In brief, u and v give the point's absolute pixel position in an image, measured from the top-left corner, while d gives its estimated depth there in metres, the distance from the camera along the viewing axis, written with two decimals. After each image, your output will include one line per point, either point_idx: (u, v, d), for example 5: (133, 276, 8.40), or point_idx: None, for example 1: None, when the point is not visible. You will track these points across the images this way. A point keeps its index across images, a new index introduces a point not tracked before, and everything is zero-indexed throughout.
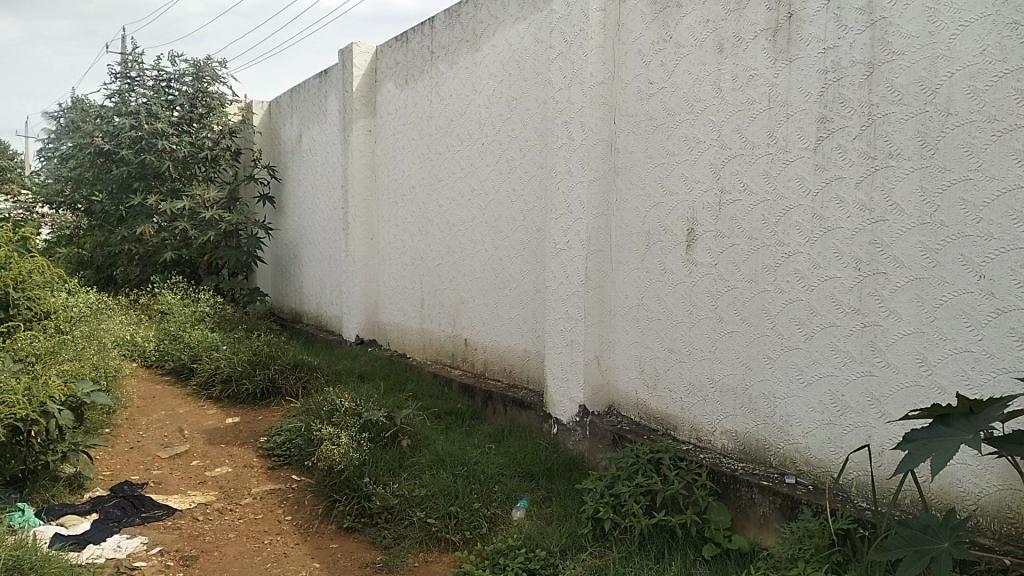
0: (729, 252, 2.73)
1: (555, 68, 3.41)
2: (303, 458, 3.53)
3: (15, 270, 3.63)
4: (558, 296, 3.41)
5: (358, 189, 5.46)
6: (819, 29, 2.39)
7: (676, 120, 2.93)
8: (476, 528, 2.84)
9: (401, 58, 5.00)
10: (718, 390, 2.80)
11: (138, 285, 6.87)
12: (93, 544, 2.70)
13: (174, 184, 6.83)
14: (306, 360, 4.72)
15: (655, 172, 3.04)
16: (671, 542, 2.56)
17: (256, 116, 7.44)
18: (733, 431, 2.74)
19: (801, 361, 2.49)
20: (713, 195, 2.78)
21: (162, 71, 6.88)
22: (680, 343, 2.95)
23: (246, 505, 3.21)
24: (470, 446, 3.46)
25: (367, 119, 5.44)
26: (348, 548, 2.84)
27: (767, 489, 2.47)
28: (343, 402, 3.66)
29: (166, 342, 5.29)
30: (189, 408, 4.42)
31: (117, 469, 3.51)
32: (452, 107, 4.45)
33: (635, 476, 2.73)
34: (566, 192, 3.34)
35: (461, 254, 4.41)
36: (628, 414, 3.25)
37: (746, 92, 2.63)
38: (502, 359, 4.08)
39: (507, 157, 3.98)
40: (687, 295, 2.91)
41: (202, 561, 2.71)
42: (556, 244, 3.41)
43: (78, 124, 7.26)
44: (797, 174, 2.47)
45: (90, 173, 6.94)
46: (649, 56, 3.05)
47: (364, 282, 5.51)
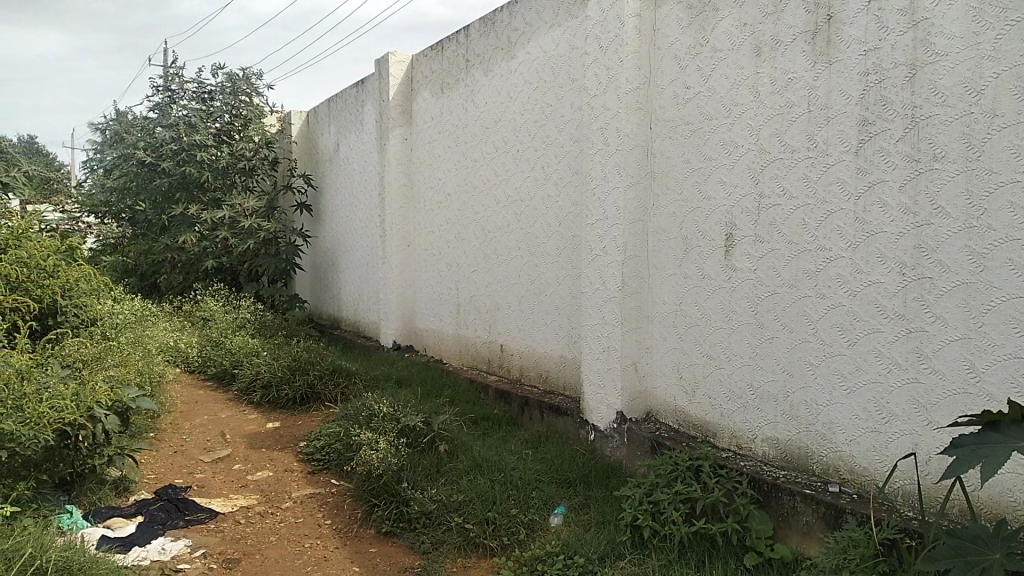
0: (769, 257, 2.70)
1: (591, 75, 3.41)
2: (341, 463, 3.57)
3: (62, 277, 3.67)
4: (594, 302, 3.40)
5: (394, 197, 5.50)
6: (860, 30, 2.35)
7: (714, 125, 2.91)
8: (513, 534, 2.84)
9: (437, 67, 5.04)
10: (759, 397, 2.76)
11: (181, 292, 7.02)
12: (138, 546, 2.75)
13: (215, 194, 6.97)
14: (344, 366, 4.76)
15: (692, 177, 3.03)
16: (711, 550, 2.53)
17: (294, 126, 7.56)
18: (775, 438, 2.70)
19: (845, 368, 2.45)
20: (752, 201, 2.75)
21: (202, 83, 7.04)
22: (720, 349, 2.93)
23: (287, 509, 3.25)
24: (507, 452, 3.46)
25: (404, 128, 5.48)
26: (387, 553, 2.85)
27: (810, 498, 2.43)
28: (381, 408, 3.69)
29: (208, 348, 5.39)
30: (231, 413, 4.49)
31: (161, 472, 3.57)
32: (488, 114, 4.47)
33: (675, 483, 2.71)
34: (601, 198, 3.34)
35: (497, 261, 4.42)
36: (666, 421, 3.22)
37: (785, 95, 2.61)
38: (538, 365, 4.08)
39: (542, 163, 3.99)
40: (726, 300, 2.88)
41: (245, 564, 2.75)
42: (592, 250, 3.41)
43: (122, 136, 7.45)
44: (839, 178, 2.44)
45: (134, 183, 7.11)
46: (685, 61, 3.03)
47: (401, 289, 5.55)
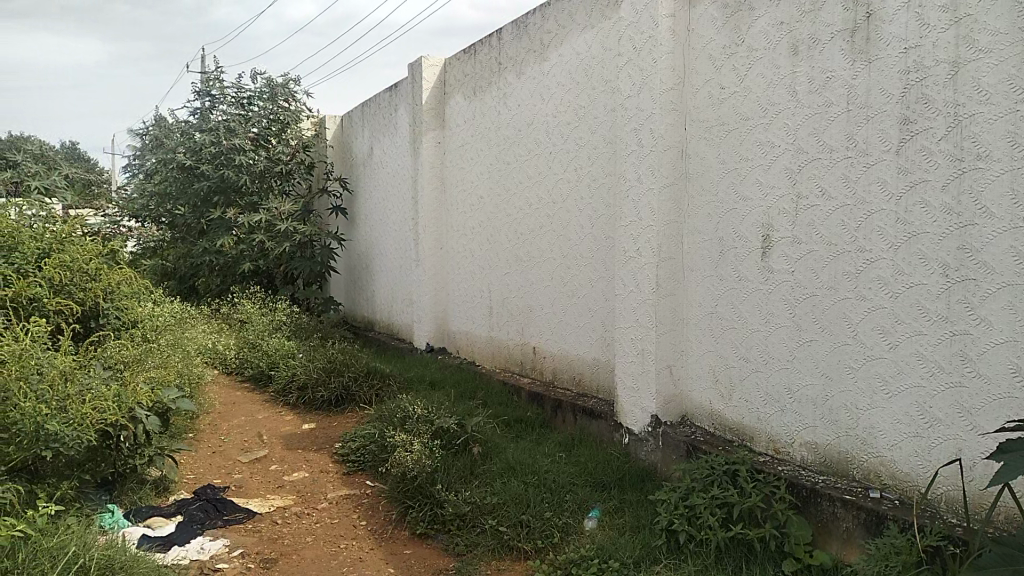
0: (807, 258, 2.66)
1: (624, 76, 3.39)
2: (376, 464, 3.59)
3: (104, 281, 3.71)
4: (628, 305, 3.38)
5: (427, 199, 5.53)
6: (899, 28, 2.30)
7: (750, 125, 2.87)
8: (548, 538, 2.83)
9: (470, 70, 5.05)
10: (797, 401, 2.72)
11: (219, 294, 7.14)
12: (178, 545, 2.79)
13: (252, 198, 7.07)
14: (378, 368, 4.79)
15: (728, 178, 2.99)
16: (749, 556, 2.50)
17: (329, 131, 7.64)
18: (814, 443, 2.66)
19: (886, 372, 2.40)
20: (789, 201, 2.71)
21: (241, 89, 7.15)
22: (756, 352, 2.89)
23: (323, 510, 3.28)
24: (540, 455, 3.45)
25: (437, 131, 5.50)
26: (421, 554, 2.86)
27: (850, 504, 2.39)
28: (415, 409, 3.71)
29: (245, 350, 5.46)
30: (268, 414, 4.56)
31: (200, 472, 3.63)
32: (521, 116, 4.47)
33: (711, 488, 2.67)
34: (635, 200, 3.32)
35: (530, 263, 4.42)
36: (702, 425, 3.19)
37: (823, 94, 2.56)
38: (571, 368, 4.07)
39: (575, 165, 3.98)
40: (763, 303, 2.84)
41: (282, 564, 2.78)
42: (626, 252, 3.39)
43: (163, 141, 7.61)
44: (879, 177, 2.39)
45: (174, 187, 7.25)
46: (721, 60, 3.00)
47: (434, 291, 5.57)
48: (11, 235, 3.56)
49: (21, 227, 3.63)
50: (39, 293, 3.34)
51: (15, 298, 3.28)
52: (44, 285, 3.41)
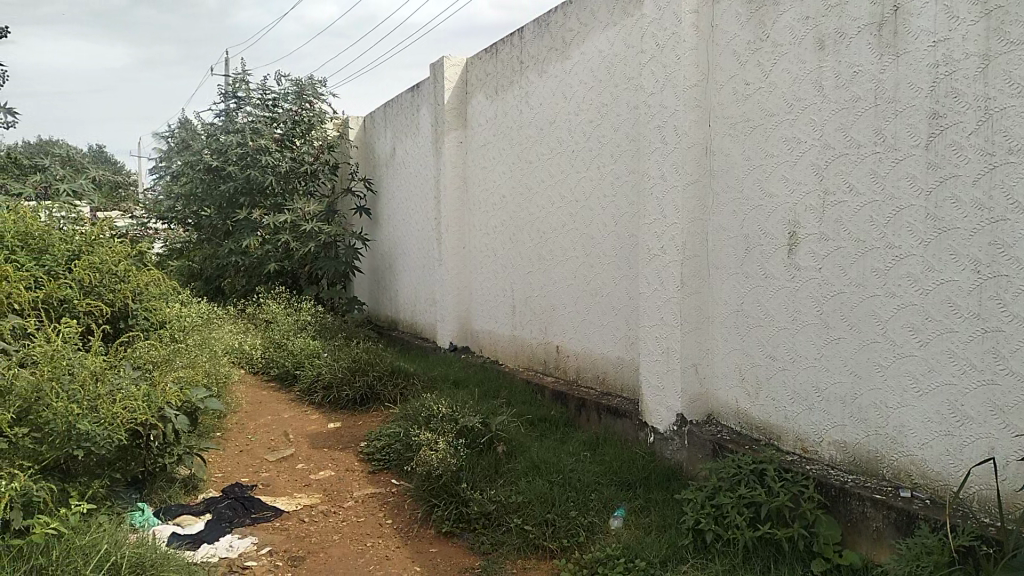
0: (834, 255, 2.63)
1: (647, 73, 3.38)
2: (402, 463, 3.61)
3: (133, 282, 3.76)
4: (653, 303, 3.37)
5: (450, 199, 5.54)
6: (928, 21, 2.27)
7: (775, 121, 2.85)
8: (573, 537, 2.83)
9: (491, 69, 5.05)
10: (825, 399, 2.69)
11: (244, 295, 7.21)
12: (207, 543, 2.83)
13: (276, 199, 7.13)
14: (402, 367, 4.82)
15: (753, 175, 2.97)
16: (777, 556, 2.47)
17: (352, 131, 7.69)
18: (842, 442, 2.63)
19: (916, 370, 2.37)
20: (816, 197, 2.68)
21: (266, 90, 7.22)
22: (783, 350, 2.86)
23: (349, 508, 3.30)
24: (565, 454, 3.44)
25: (459, 131, 5.51)
26: (447, 553, 2.87)
27: (880, 503, 2.36)
28: (440, 408, 3.72)
29: (271, 350, 5.51)
30: (294, 413, 4.60)
31: (228, 471, 3.67)
32: (543, 115, 4.46)
33: (738, 487, 2.65)
34: (659, 197, 3.31)
35: (553, 262, 4.41)
36: (727, 424, 3.16)
37: (851, 89, 2.53)
38: (595, 367, 4.05)
39: (598, 163, 3.97)
40: (790, 300, 2.82)
41: (310, 562, 2.80)
42: (651, 250, 3.38)
43: (190, 143, 7.71)
44: (908, 173, 2.36)
45: (201, 189, 7.34)
46: (745, 56, 2.97)
47: (457, 290, 5.58)
48: (41, 238, 3.61)
49: (52, 231, 3.69)
50: (69, 294, 3.38)
51: (46, 300, 3.32)
52: (74, 287, 3.45)
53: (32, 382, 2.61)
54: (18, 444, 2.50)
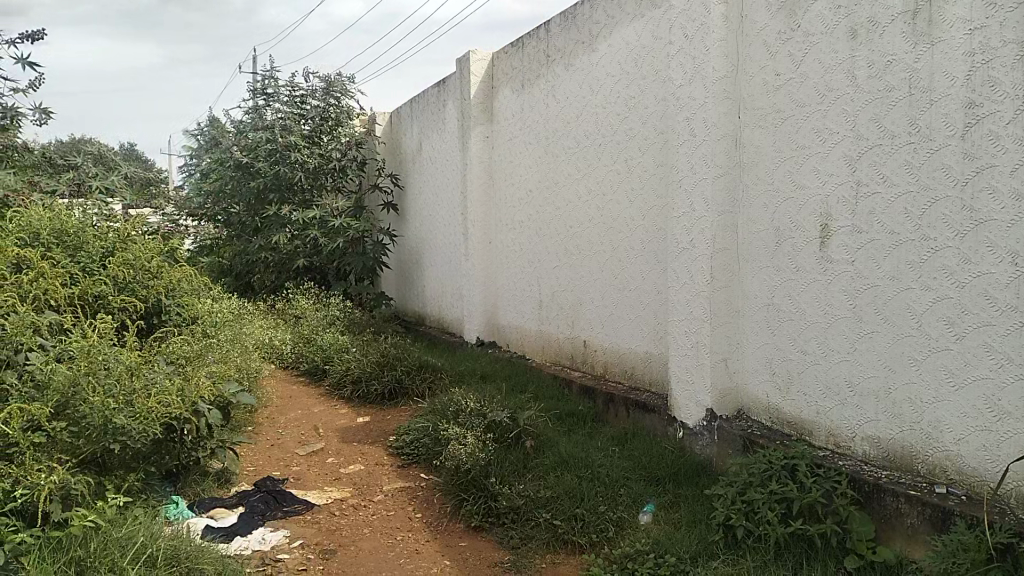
0: (867, 248, 2.59)
1: (675, 65, 3.35)
2: (430, 457, 3.63)
3: (165, 279, 3.80)
4: (682, 297, 3.35)
5: (476, 194, 5.54)
6: (964, 8, 2.22)
7: (806, 112, 2.81)
8: (602, 531, 2.82)
9: (518, 63, 5.04)
10: (858, 394, 2.66)
11: (274, 290, 7.29)
12: (240, 536, 2.87)
13: (305, 196, 7.19)
14: (431, 362, 4.84)
15: (784, 167, 2.93)
16: (809, 552, 2.45)
17: (379, 127, 7.73)
18: (876, 438, 2.60)
19: (952, 364, 2.32)
20: (849, 189, 2.64)
21: (295, 87, 7.28)
22: (815, 344, 2.83)
23: (378, 502, 3.32)
24: (594, 449, 3.44)
25: (485, 125, 5.51)
26: (477, 547, 2.88)
27: (915, 499, 2.33)
28: (468, 402, 3.73)
29: (301, 345, 5.57)
30: (323, 407, 4.64)
31: (260, 465, 3.71)
32: (569, 109, 4.45)
33: (769, 482, 2.63)
34: (688, 190, 3.28)
35: (580, 256, 4.40)
36: (758, 419, 3.14)
37: (884, 79, 2.49)
38: (623, 362, 4.04)
39: (625, 156, 3.94)
40: (822, 294, 2.78)
41: (341, 555, 2.82)
42: (680, 243, 3.35)
43: (220, 141, 7.81)
44: (943, 164, 2.31)
45: (230, 186, 7.42)
46: (775, 46, 2.94)
47: (484, 285, 5.59)
48: (76, 235, 3.67)
49: (86, 228, 3.75)
50: (104, 290, 3.43)
51: (82, 296, 3.38)
52: (109, 283, 3.50)
53: (68, 376, 2.62)
54: (56, 438, 2.52)
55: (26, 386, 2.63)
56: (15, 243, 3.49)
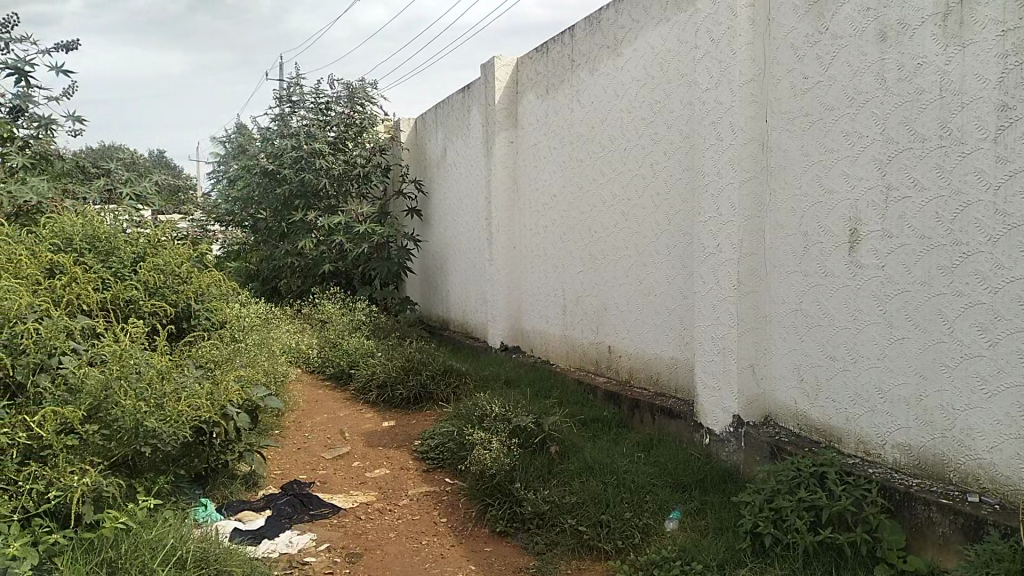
0: (898, 252, 2.56)
1: (701, 69, 3.34)
2: (455, 462, 3.64)
3: (195, 283, 3.84)
4: (708, 302, 3.33)
5: (500, 199, 5.55)
6: (996, 9, 2.19)
7: (835, 115, 2.78)
8: (628, 538, 2.81)
9: (542, 68, 5.04)
10: (888, 401, 2.62)
11: (300, 295, 7.36)
12: (268, 539, 2.89)
13: (330, 201, 7.25)
14: (455, 366, 4.85)
15: (812, 171, 2.90)
16: (839, 561, 2.41)
17: (404, 133, 7.78)
18: (906, 445, 2.55)
19: (985, 370, 2.29)
20: (878, 193, 2.61)
21: (320, 94, 7.35)
22: (844, 350, 2.79)
23: (403, 506, 3.33)
24: (619, 455, 3.42)
25: (509, 131, 5.51)
26: (502, 552, 2.88)
27: (947, 508, 2.29)
28: (493, 407, 3.73)
29: (327, 349, 5.61)
30: (349, 411, 4.67)
31: (286, 468, 3.74)
32: (594, 113, 4.44)
33: (797, 490, 2.59)
34: (714, 195, 3.27)
35: (605, 261, 4.39)
36: (786, 425, 3.10)
37: (914, 81, 2.45)
38: (648, 367, 4.02)
39: (650, 161, 3.93)
40: (851, 299, 2.75)
41: (367, 559, 2.83)
42: (706, 248, 3.34)
43: (247, 148, 7.92)
44: (976, 167, 2.28)
45: (258, 192, 7.51)
46: (803, 49, 2.91)
47: (508, 290, 5.59)
48: (108, 241, 3.72)
49: (117, 235, 3.80)
50: (135, 295, 3.48)
51: (114, 301, 3.42)
52: (140, 288, 3.55)
53: (101, 380, 2.63)
54: (88, 441, 2.54)
55: (59, 389, 2.64)
56: (49, 249, 3.55)
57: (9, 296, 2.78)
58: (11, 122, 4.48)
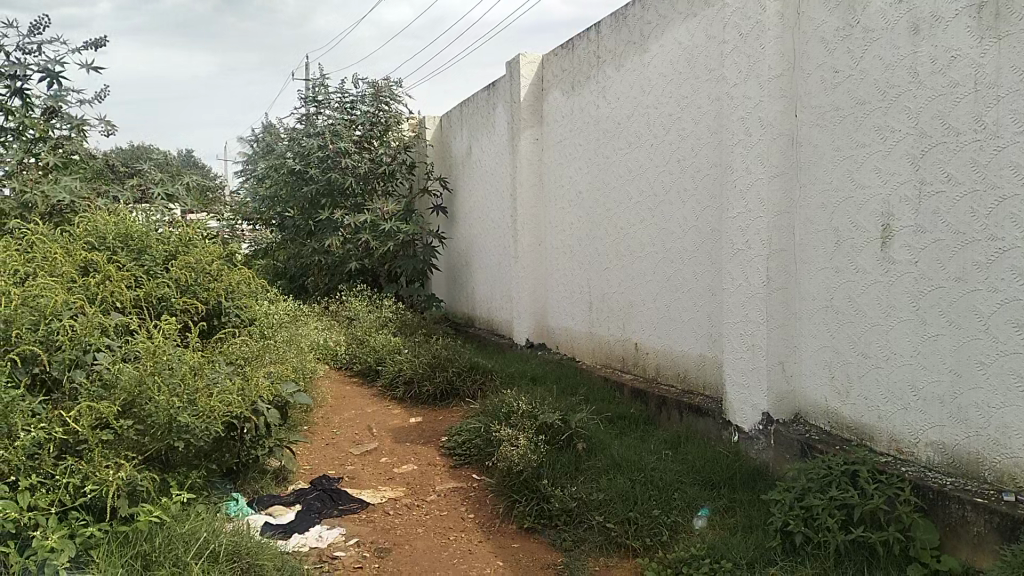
0: (931, 248, 2.52)
1: (729, 63, 3.32)
2: (482, 458, 3.64)
3: (225, 280, 3.87)
4: (737, 299, 3.31)
5: (526, 196, 5.55)
6: None
7: (866, 109, 2.75)
8: (656, 536, 2.80)
9: (568, 65, 5.03)
10: (921, 398, 2.58)
11: (328, 293, 7.42)
12: (299, 533, 2.92)
13: (356, 200, 7.30)
14: (481, 363, 4.87)
15: (843, 166, 2.87)
16: (871, 560, 2.39)
17: (429, 131, 7.80)
18: (940, 444, 2.52)
19: (1021, 367, 2.24)
20: (911, 188, 2.57)
21: (346, 94, 7.40)
22: (876, 347, 2.76)
23: (431, 502, 3.34)
24: (646, 452, 3.41)
25: (535, 128, 5.51)
26: (529, 548, 2.89)
27: (982, 508, 2.26)
28: (520, 404, 3.73)
29: (354, 346, 5.65)
30: (376, 408, 4.70)
31: (315, 464, 3.78)
32: (620, 110, 4.42)
33: (829, 488, 2.56)
34: (742, 190, 3.25)
35: (631, 257, 4.37)
36: (816, 423, 3.07)
37: (948, 75, 2.41)
38: (676, 364, 4.00)
39: (678, 157, 3.91)
40: (884, 295, 2.71)
41: (395, 554, 2.85)
42: (734, 245, 3.31)
43: (275, 147, 7.99)
44: (1012, 161, 2.24)
45: (285, 191, 7.58)
46: (833, 43, 2.88)
47: (534, 287, 5.59)
48: (140, 239, 3.77)
49: (150, 233, 3.85)
50: (167, 292, 3.52)
51: (146, 297, 3.47)
52: (171, 286, 3.59)
53: (135, 376, 2.68)
54: (123, 436, 2.60)
55: (94, 384, 2.68)
56: (83, 247, 3.61)
57: (45, 293, 2.83)
58: (45, 122, 4.57)
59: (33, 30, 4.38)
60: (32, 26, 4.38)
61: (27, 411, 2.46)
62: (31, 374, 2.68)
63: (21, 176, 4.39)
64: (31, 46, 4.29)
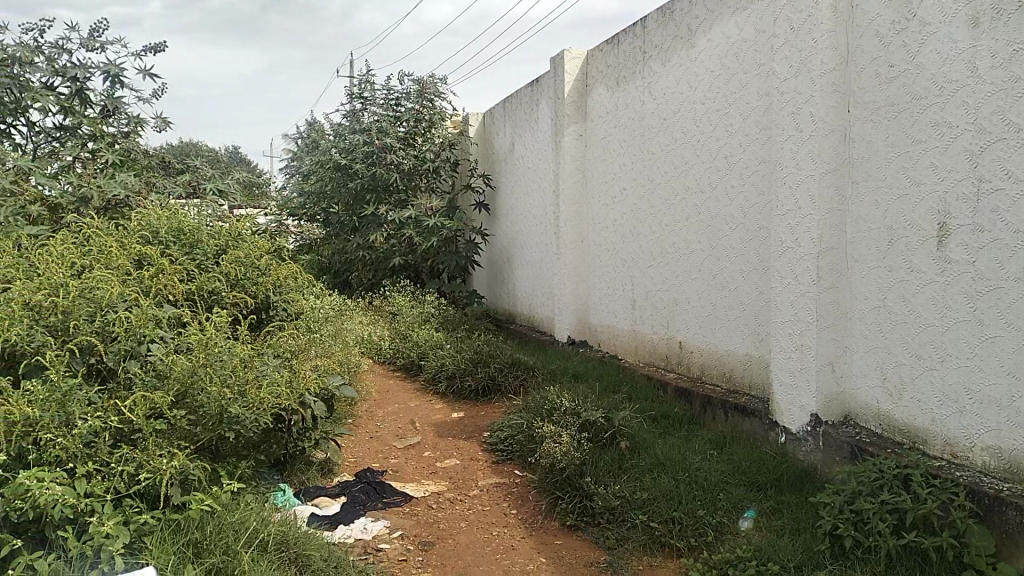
0: (990, 247, 2.44)
1: (780, 58, 3.27)
2: (525, 454, 3.65)
3: (274, 275, 3.93)
4: (786, 298, 3.25)
5: (569, 192, 5.53)
6: None
7: (923, 104, 2.67)
8: (701, 536, 2.78)
9: (613, 61, 4.99)
10: (977, 401, 2.51)
11: (371, 287, 7.50)
12: (344, 524, 2.96)
13: (400, 196, 7.36)
14: (523, 359, 4.88)
15: (897, 163, 2.80)
16: (924, 566, 2.33)
17: (472, 128, 7.83)
18: (997, 448, 2.45)
19: None
20: (969, 185, 2.50)
21: (392, 90, 7.46)
22: (931, 349, 2.69)
23: (474, 497, 3.36)
24: (691, 452, 3.37)
25: (579, 124, 5.48)
26: (572, 546, 2.89)
27: None
28: (563, 400, 3.72)
29: (398, 340, 5.71)
30: (419, 402, 4.74)
31: (360, 456, 3.83)
32: (666, 105, 4.38)
33: (880, 492, 2.51)
34: (793, 187, 3.20)
35: (676, 254, 4.33)
36: (866, 425, 3.01)
37: (1009, 69, 2.34)
38: (721, 363, 3.95)
39: (725, 153, 3.86)
40: (939, 295, 2.64)
41: (439, 548, 2.88)
42: (784, 243, 3.27)
43: (321, 143, 8.09)
44: None
45: (330, 186, 7.67)
46: (888, 37, 2.81)
47: (575, 284, 5.58)
48: (191, 234, 3.85)
49: (201, 228, 3.93)
50: (218, 286, 3.58)
51: (198, 291, 3.55)
52: (222, 279, 3.65)
53: (187, 367, 2.73)
54: (175, 425, 2.65)
55: (147, 375, 2.74)
56: (137, 241, 3.70)
57: (101, 286, 2.90)
58: (102, 120, 4.68)
59: (93, 33, 4.49)
60: (92, 29, 4.49)
61: (83, 400, 2.52)
62: (88, 364, 2.74)
63: (77, 171, 4.51)
64: (91, 49, 4.39)
